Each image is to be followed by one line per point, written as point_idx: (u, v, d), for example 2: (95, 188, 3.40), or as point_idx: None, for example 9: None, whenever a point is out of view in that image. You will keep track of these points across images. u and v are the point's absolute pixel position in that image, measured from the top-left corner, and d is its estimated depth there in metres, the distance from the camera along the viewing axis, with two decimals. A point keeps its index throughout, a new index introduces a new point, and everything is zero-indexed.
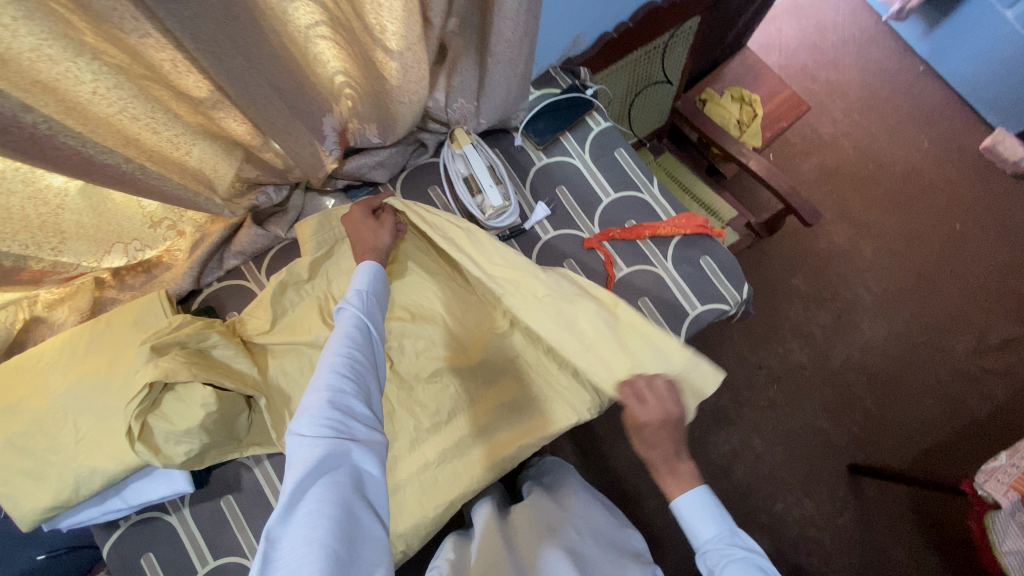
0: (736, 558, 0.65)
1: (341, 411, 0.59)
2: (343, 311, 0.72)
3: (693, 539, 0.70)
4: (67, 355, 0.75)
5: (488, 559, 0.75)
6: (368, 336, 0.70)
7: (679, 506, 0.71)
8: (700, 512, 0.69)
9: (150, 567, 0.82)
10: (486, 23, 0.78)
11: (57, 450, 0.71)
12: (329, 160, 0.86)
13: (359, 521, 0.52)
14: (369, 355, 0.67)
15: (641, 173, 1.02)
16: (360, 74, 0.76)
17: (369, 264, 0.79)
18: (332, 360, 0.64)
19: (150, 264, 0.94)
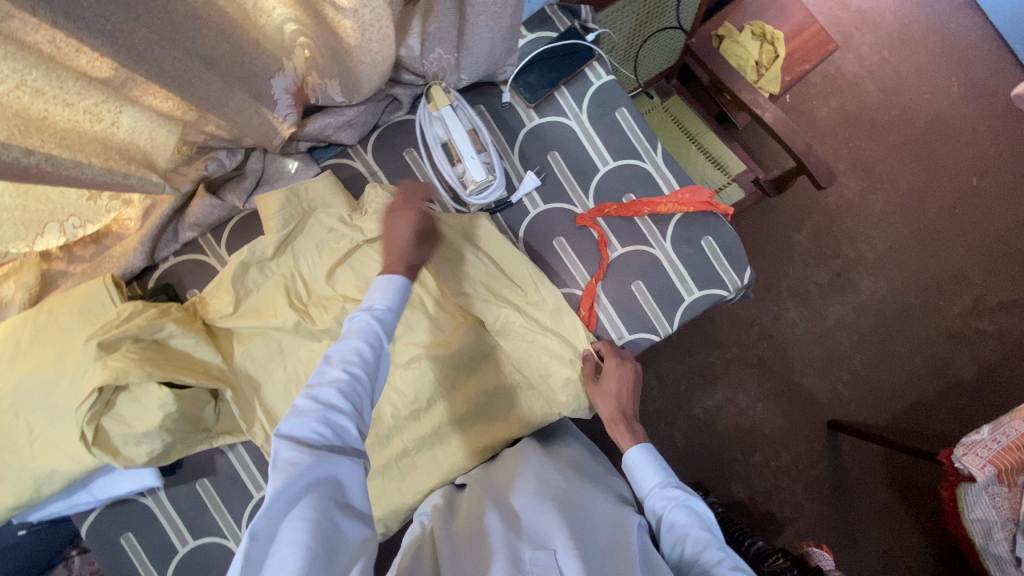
0: (680, 502, 0.70)
1: (335, 427, 0.52)
2: (351, 320, 0.64)
3: (639, 491, 0.75)
4: (10, 349, 0.70)
5: (475, 511, 0.72)
6: (378, 350, 0.62)
7: (629, 457, 0.76)
8: (644, 466, 0.75)
9: (129, 547, 0.82)
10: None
11: (12, 451, 0.68)
12: (285, 127, 0.76)
13: (341, 541, 0.46)
14: (375, 372, 0.60)
15: (645, 138, 0.91)
16: (313, 23, 0.63)
17: (382, 277, 0.70)
18: (338, 369, 0.57)
19: (99, 235, 0.85)
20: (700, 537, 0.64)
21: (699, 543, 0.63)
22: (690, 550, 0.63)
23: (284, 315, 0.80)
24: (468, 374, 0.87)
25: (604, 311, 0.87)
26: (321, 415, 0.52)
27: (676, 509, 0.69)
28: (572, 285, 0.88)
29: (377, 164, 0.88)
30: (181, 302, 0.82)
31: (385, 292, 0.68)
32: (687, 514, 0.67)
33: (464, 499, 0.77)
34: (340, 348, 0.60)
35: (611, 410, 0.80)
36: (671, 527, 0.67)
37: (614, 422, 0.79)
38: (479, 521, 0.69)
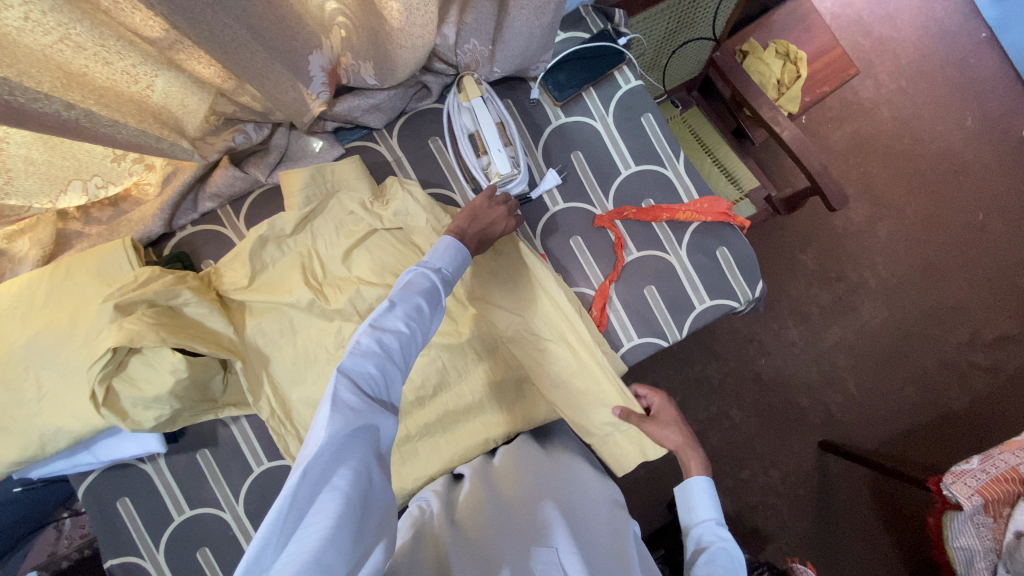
0: (722, 546, 0.69)
1: (388, 377, 0.55)
2: (414, 272, 0.65)
3: (687, 518, 0.75)
4: (25, 304, 0.70)
5: (475, 505, 0.73)
6: (435, 310, 0.64)
7: (689, 481, 0.76)
8: (702, 496, 0.75)
9: (126, 511, 0.83)
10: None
11: (20, 405, 0.68)
12: (316, 102, 0.76)
13: (377, 486, 0.49)
14: (428, 330, 0.63)
15: (668, 145, 0.91)
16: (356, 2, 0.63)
17: (447, 238, 0.71)
18: (398, 321, 0.59)
19: (118, 198, 0.86)
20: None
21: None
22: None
23: (299, 292, 0.80)
24: (477, 365, 0.87)
25: (615, 314, 0.88)
26: (378, 364, 0.55)
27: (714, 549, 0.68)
28: (585, 285, 0.89)
29: (401, 149, 0.89)
30: (196, 272, 0.82)
31: (448, 253, 0.69)
32: (723, 560, 0.67)
33: (463, 491, 0.77)
34: (402, 297, 0.61)
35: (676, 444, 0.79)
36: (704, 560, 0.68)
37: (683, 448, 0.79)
38: (480, 515, 0.69)
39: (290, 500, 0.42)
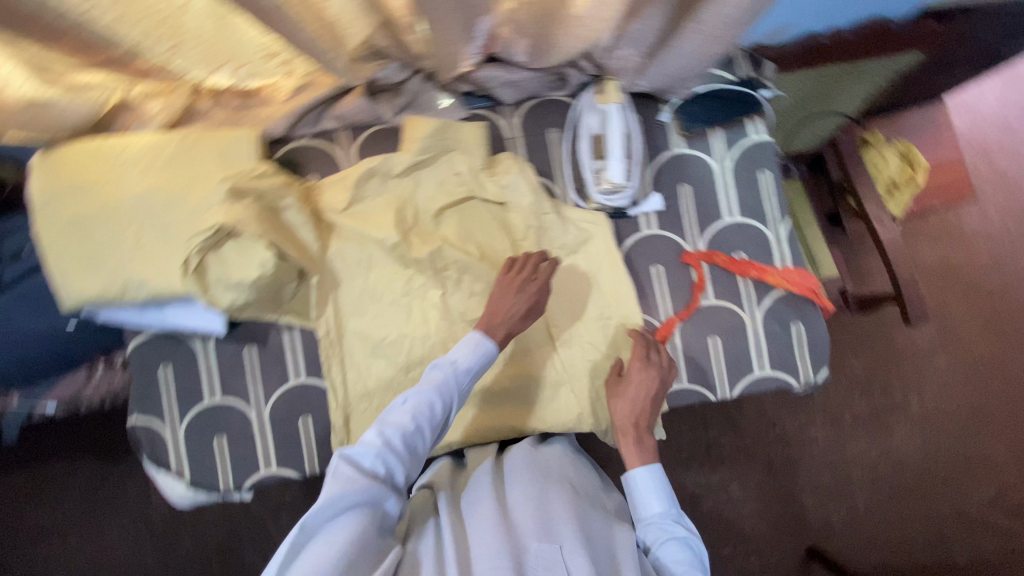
0: (673, 536, 0.72)
1: (389, 461, 0.66)
2: (435, 366, 0.74)
3: (636, 512, 0.77)
4: (148, 159, 0.74)
5: (476, 494, 0.74)
6: (447, 404, 0.72)
7: (631, 476, 0.77)
8: (650, 489, 0.76)
9: (164, 378, 0.86)
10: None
11: (115, 249, 0.71)
12: (467, 61, 0.80)
13: (362, 555, 0.59)
14: (437, 425, 0.71)
15: (776, 207, 0.90)
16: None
17: (477, 332, 0.77)
18: (411, 409, 0.69)
19: (250, 92, 0.89)
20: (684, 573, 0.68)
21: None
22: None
23: (387, 232, 0.84)
24: (524, 355, 0.88)
25: (673, 352, 0.87)
26: (381, 450, 0.66)
27: (666, 541, 0.71)
28: (653, 316, 0.87)
29: (520, 129, 0.90)
30: (299, 181, 0.86)
31: (472, 352, 0.76)
32: (677, 551, 0.70)
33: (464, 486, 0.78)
34: (420, 389, 0.72)
35: (626, 418, 0.80)
36: (659, 555, 0.70)
37: (637, 428, 0.80)
38: (482, 504, 0.71)
39: (287, 550, 0.57)
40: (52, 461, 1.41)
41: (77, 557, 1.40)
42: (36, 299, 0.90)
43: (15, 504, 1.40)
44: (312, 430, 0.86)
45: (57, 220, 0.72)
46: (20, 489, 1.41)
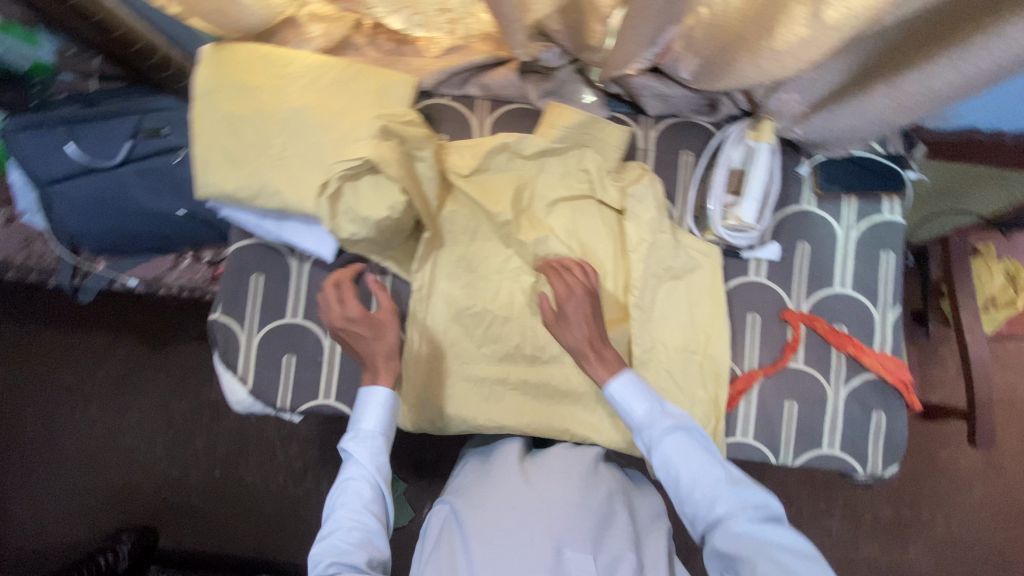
0: (670, 429, 0.73)
1: (348, 547, 0.71)
2: (347, 456, 0.79)
3: (626, 421, 0.77)
4: (310, 78, 0.76)
5: (499, 504, 0.76)
6: (374, 467, 0.78)
7: (608, 389, 0.76)
8: (633, 395, 0.75)
9: (254, 286, 0.88)
10: (893, 60, 0.65)
11: (259, 155, 0.74)
12: (633, 66, 0.79)
13: None
14: (374, 483, 0.77)
15: (891, 291, 0.87)
16: (737, 19, 0.65)
17: (377, 392, 0.80)
18: (341, 518, 0.74)
19: (407, 40, 0.91)
20: (699, 464, 0.71)
21: (696, 471, 0.70)
22: (690, 479, 0.70)
23: (503, 209, 0.85)
24: None
25: (746, 404, 0.85)
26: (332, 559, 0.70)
27: (666, 436, 0.72)
28: (736, 361, 0.86)
29: (654, 143, 0.89)
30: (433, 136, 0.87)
31: (378, 414, 0.80)
32: (681, 445, 0.72)
33: (481, 485, 0.82)
34: (340, 496, 0.76)
35: (583, 341, 0.77)
36: (664, 455, 0.72)
37: (593, 348, 0.77)
38: (505, 520, 0.74)
39: None
40: (99, 332, 1.46)
41: (98, 427, 1.46)
42: (159, 177, 0.93)
43: (56, 362, 1.46)
44: None
45: (213, 112, 0.74)
46: (62, 349, 1.46)
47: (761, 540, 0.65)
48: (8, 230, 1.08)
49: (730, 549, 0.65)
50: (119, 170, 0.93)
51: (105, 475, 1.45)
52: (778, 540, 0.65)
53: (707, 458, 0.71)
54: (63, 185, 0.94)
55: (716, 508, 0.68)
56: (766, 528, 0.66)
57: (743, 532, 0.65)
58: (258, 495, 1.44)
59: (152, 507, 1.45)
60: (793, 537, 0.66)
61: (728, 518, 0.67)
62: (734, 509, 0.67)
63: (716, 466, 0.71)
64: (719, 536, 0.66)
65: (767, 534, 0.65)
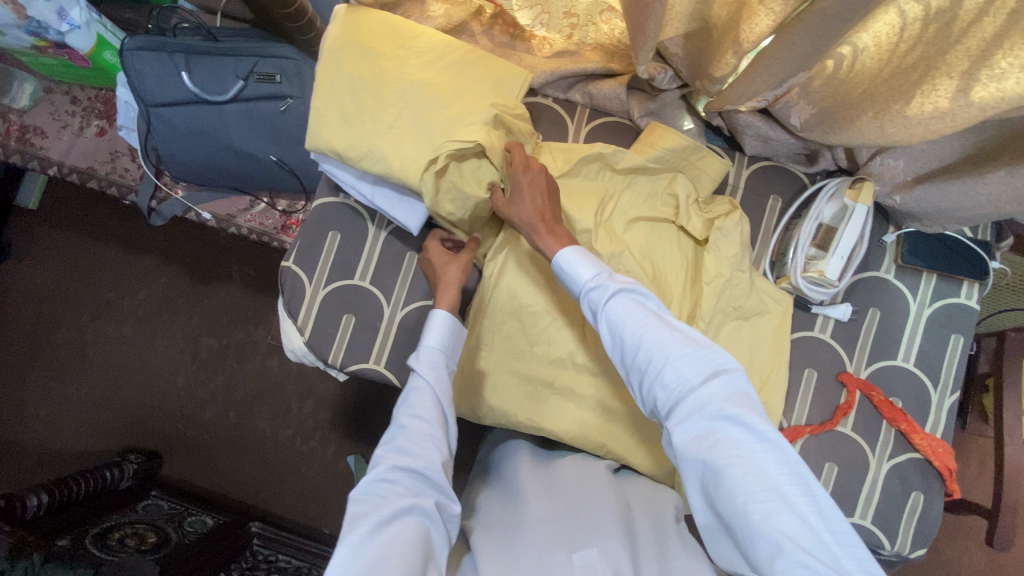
0: (615, 293, 0.63)
1: (418, 456, 0.65)
2: (410, 363, 0.73)
3: (573, 291, 0.69)
4: (435, 56, 0.79)
5: (504, 519, 0.74)
6: (441, 384, 0.72)
7: (556, 260, 0.69)
8: (577, 263, 0.68)
9: (329, 243, 0.90)
10: (1017, 146, 0.66)
11: (373, 118, 0.76)
12: (748, 104, 0.78)
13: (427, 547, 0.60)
14: (440, 397, 0.71)
15: (954, 376, 0.86)
16: (871, 79, 0.65)
17: (442, 313, 0.77)
18: (403, 424, 0.67)
19: (522, 35, 0.93)
20: (644, 331, 0.59)
21: (642, 341, 0.59)
22: (642, 355, 0.59)
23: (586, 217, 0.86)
24: None
25: None
26: (400, 467, 0.64)
27: (610, 301, 0.62)
28: (784, 414, 0.86)
29: (744, 183, 0.90)
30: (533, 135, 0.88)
31: (444, 330, 0.76)
32: (625, 309, 0.62)
33: (492, 507, 0.79)
34: (402, 403, 0.70)
35: (535, 215, 0.73)
36: (607, 321, 0.62)
37: (544, 224, 0.72)
38: (507, 533, 0.72)
39: None
40: (147, 255, 1.48)
41: (125, 345, 1.46)
42: (261, 121, 0.96)
43: (99, 275, 1.48)
44: None
45: (338, 71, 0.77)
46: (108, 264, 1.48)
47: (721, 428, 0.53)
48: (99, 143, 1.14)
49: (685, 437, 0.55)
50: (224, 107, 0.95)
51: (121, 394, 1.45)
52: (743, 429, 0.53)
53: (652, 318, 0.60)
54: (166, 109, 0.96)
55: (671, 386, 0.57)
56: (729, 411, 0.54)
57: (701, 417, 0.54)
58: (264, 445, 1.42)
59: (155, 437, 1.44)
60: (766, 426, 0.53)
61: (682, 399, 0.56)
62: (692, 390, 0.56)
63: (668, 334, 0.59)
64: (673, 423, 0.56)
65: (730, 420, 0.53)
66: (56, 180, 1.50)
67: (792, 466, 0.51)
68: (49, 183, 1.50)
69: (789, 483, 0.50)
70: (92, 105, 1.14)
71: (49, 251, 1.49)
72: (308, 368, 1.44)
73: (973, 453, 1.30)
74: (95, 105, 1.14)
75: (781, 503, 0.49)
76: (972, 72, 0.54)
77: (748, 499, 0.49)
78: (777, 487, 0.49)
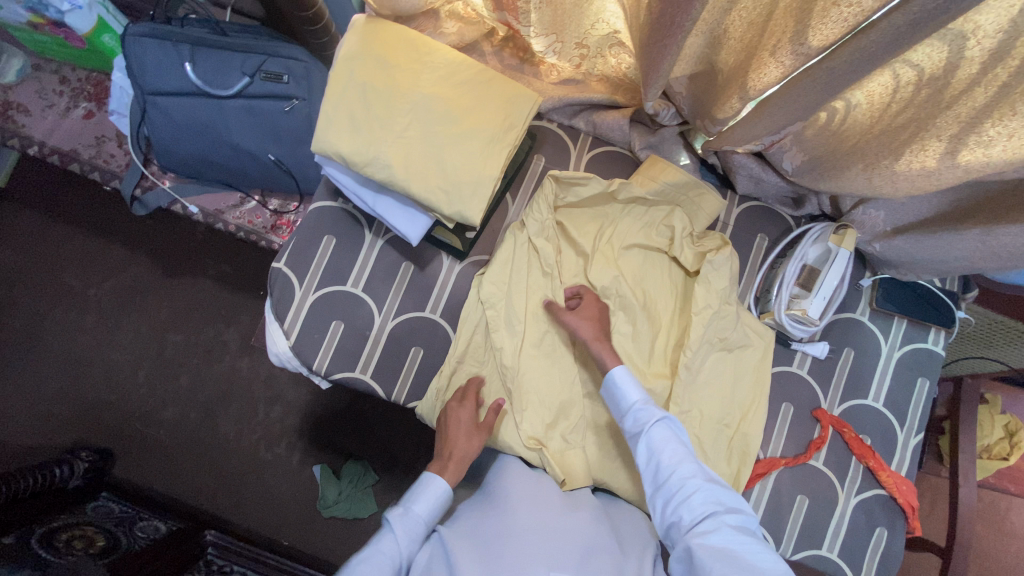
0: (661, 418, 0.72)
1: None
2: (388, 521, 0.72)
3: (617, 407, 0.76)
4: (446, 73, 0.80)
5: (488, 532, 0.70)
6: (397, 553, 0.69)
7: (609, 373, 0.77)
8: (627, 383, 0.76)
9: (324, 247, 0.89)
10: (990, 207, 0.70)
11: (381, 127, 0.76)
12: (746, 146, 0.81)
13: None
14: (398, 561, 0.69)
15: (919, 418, 0.91)
16: (863, 132, 0.69)
17: (435, 480, 0.77)
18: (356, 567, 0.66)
19: (529, 62, 0.95)
20: (681, 455, 0.69)
21: (679, 463, 0.68)
22: (672, 476, 0.67)
23: (583, 241, 0.90)
24: None
25: (761, 488, 0.87)
26: None
27: (655, 426, 0.71)
28: (761, 446, 0.89)
29: (735, 219, 0.93)
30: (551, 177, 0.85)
31: (432, 506, 0.75)
32: (665, 433, 0.71)
33: (476, 517, 0.74)
34: (366, 550, 0.69)
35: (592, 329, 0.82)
36: (648, 441, 0.70)
37: (596, 339, 0.81)
38: (494, 547, 0.68)
39: None
40: (119, 244, 1.42)
41: (87, 336, 1.39)
42: (262, 120, 0.95)
43: (65, 260, 1.41)
44: (417, 362, 0.89)
45: (350, 76, 0.77)
46: (75, 251, 1.41)
47: (738, 549, 0.60)
48: (85, 126, 1.10)
49: (705, 548, 0.61)
50: (225, 101, 0.94)
51: (77, 387, 1.38)
52: (755, 555, 0.61)
53: (686, 450, 0.70)
54: (164, 99, 0.94)
55: (696, 507, 0.65)
56: (740, 536, 0.62)
57: (720, 535, 0.62)
58: (225, 449, 1.36)
59: (113, 434, 1.37)
60: (775, 557, 0.61)
61: (706, 519, 0.64)
62: (716, 513, 0.64)
63: (697, 467, 0.68)
64: (696, 535, 0.62)
65: (746, 545, 0.61)
66: (29, 158, 1.44)
67: None
68: (21, 161, 1.43)
69: None
70: (82, 87, 1.10)
71: (12, 232, 1.42)
72: (279, 372, 1.40)
73: (926, 494, 1.34)
74: (85, 88, 1.11)
75: None
76: (961, 136, 0.59)
77: None
78: None
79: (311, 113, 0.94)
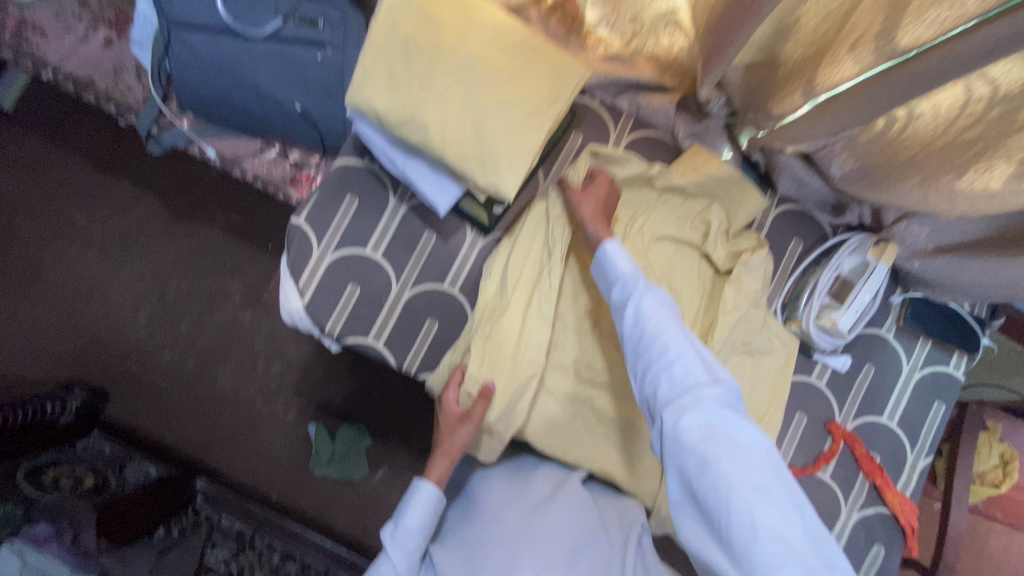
0: (649, 288, 0.70)
1: None
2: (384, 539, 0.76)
3: (607, 278, 0.75)
4: (494, 33, 0.75)
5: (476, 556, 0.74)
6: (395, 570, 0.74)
7: (602, 246, 0.75)
8: (618, 257, 0.74)
9: (345, 208, 0.86)
10: None
11: (421, 84, 0.72)
12: (797, 146, 0.78)
13: None
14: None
15: (931, 440, 0.90)
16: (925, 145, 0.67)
17: (422, 487, 0.79)
18: None
19: (577, 33, 0.91)
20: (667, 325, 0.66)
21: (663, 333, 0.66)
22: (656, 347, 0.65)
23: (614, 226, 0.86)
24: None
25: None
26: None
27: (643, 297, 0.68)
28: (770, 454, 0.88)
29: (772, 220, 0.90)
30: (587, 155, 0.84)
31: (422, 513, 0.78)
32: (653, 304, 0.68)
33: (467, 533, 0.78)
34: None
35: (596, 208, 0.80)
36: (635, 310, 0.68)
37: (594, 219, 0.79)
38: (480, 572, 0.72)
39: None
40: (128, 182, 1.38)
41: (90, 272, 1.36)
42: (292, 66, 0.90)
43: (71, 193, 1.37)
44: (431, 335, 0.87)
45: (393, 28, 0.73)
46: (82, 185, 1.37)
47: (717, 424, 0.59)
48: (102, 54, 1.05)
49: (682, 421, 0.60)
50: (255, 43, 0.89)
51: (76, 324, 1.35)
52: (734, 430, 0.59)
53: (673, 319, 0.67)
54: (192, 34, 0.90)
55: (677, 378, 0.63)
56: (723, 412, 0.60)
57: (701, 412, 0.60)
58: (221, 400, 1.35)
59: (110, 374, 1.35)
60: (755, 434, 0.60)
61: (687, 392, 0.62)
62: (699, 387, 0.62)
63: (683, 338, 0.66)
64: (674, 407, 0.61)
65: (726, 419, 0.60)
66: (39, 84, 1.38)
67: (767, 461, 0.58)
68: (30, 86, 1.38)
69: (765, 475, 0.57)
70: (102, 13, 1.05)
71: (19, 158, 1.37)
72: (281, 328, 1.38)
73: None
74: (105, 14, 1.05)
75: (759, 491, 0.55)
76: None
77: (733, 488, 0.55)
78: (758, 479, 0.56)
79: (344, 64, 0.89)
